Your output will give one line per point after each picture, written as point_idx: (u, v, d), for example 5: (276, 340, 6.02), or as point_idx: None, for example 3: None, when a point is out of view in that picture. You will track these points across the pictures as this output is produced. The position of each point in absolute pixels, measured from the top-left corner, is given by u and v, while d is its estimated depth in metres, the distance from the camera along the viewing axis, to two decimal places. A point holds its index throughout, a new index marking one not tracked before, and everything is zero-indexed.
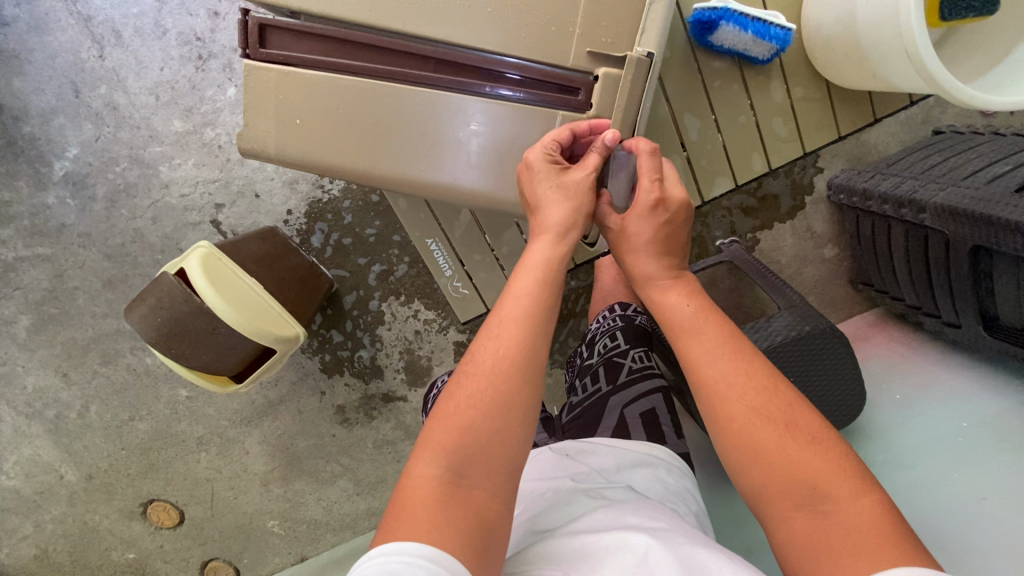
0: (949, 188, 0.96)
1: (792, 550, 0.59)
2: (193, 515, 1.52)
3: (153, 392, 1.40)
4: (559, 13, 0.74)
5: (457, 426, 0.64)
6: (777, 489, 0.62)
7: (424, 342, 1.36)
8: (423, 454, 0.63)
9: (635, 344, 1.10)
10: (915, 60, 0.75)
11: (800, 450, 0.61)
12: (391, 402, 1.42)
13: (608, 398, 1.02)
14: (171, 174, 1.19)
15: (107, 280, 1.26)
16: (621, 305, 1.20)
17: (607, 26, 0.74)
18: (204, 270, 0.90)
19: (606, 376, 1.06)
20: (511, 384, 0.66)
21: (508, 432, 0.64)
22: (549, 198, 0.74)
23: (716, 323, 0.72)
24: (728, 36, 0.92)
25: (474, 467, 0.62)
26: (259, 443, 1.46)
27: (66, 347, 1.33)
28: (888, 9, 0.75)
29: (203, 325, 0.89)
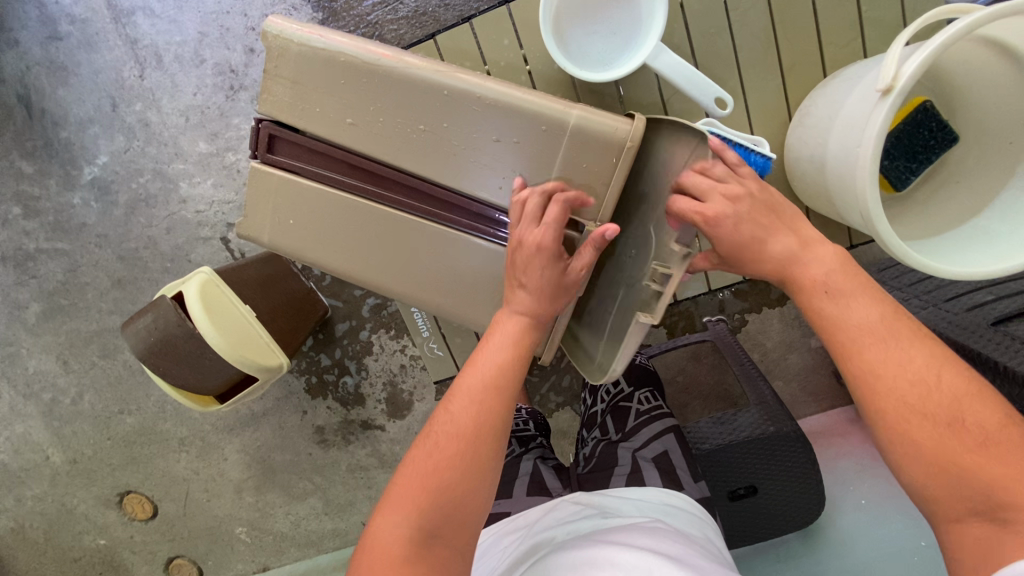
0: (930, 307, 0.98)
1: (957, 548, 0.55)
2: (166, 510, 1.59)
3: (145, 389, 1.45)
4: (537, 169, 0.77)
5: (426, 487, 0.62)
6: (952, 494, 0.55)
7: (408, 377, 1.40)
8: (393, 513, 0.62)
9: (639, 386, 1.06)
10: (870, 226, 0.59)
11: (967, 450, 0.54)
12: (369, 429, 1.45)
13: (615, 444, 0.95)
14: (190, 190, 1.25)
15: (118, 280, 1.33)
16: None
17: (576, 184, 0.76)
18: (199, 294, 0.95)
19: (614, 425, 1.00)
20: (482, 446, 0.64)
21: (477, 487, 0.63)
22: (536, 281, 0.71)
23: (872, 301, 0.62)
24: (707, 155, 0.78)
25: (445, 528, 0.61)
26: (238, 451, 1.51)
27: (70, 337, 1.40)
28: (849, 159, 0.59)
29: (192, 347, 0.94)
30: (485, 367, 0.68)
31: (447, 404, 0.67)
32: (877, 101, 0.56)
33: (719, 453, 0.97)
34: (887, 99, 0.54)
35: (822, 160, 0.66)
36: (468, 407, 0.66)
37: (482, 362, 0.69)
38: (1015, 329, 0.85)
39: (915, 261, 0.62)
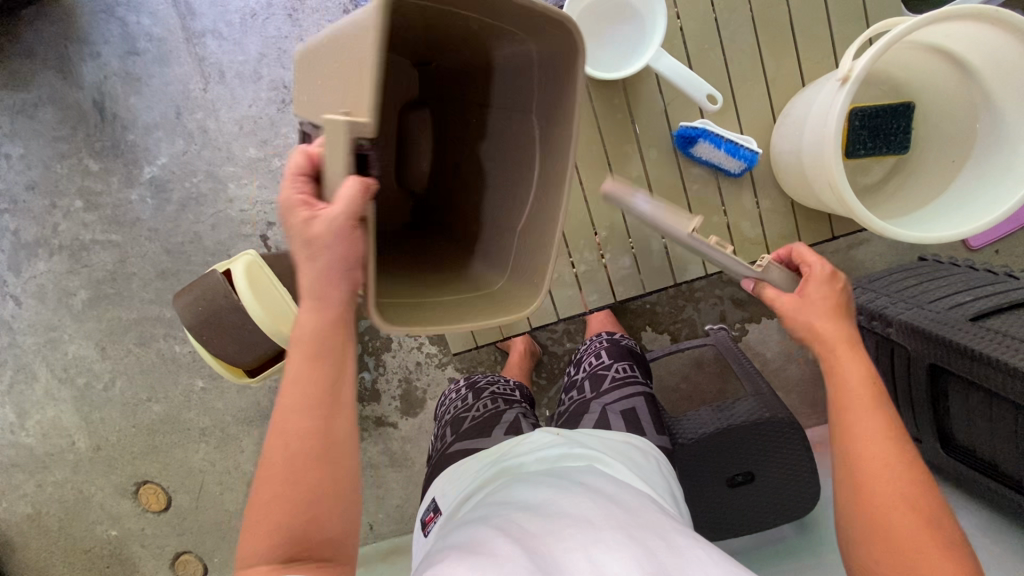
0: (916, 308, 1.04)
1: None
2: (179, 502, 1.63)
3: (174, 377, 1.53)
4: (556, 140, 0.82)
5: (273, 518, 0.62)
6: (889, 566, 0.64)
7: (423, 374, 1.47)
8: (255, 531, 0.62)
9: (618, 359, 1.12)
10: (838, 197, 0.67)
11: (929, 542, 0.62)
12: (382, 426, 1.51)
13: (589, 400, 1.03)
14: (237, 191, 1.38)
15: (162, 271, 1.44)
16: (606, 333, 1.24)
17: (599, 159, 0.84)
18: (247, 273, 1.05)
19: (590, 387, 1.07)
20: (309, 464, 0.63)
21: (313, 504, 0.63)
22: (298, 246, 0.62)
23: (881, 403, 0.71)
24: (706, 153, 0.83)
25: (314, 549, 0.62)
26: (255, 444, 1.56)
27: (111, 324, 1.50)
28: (818, 141, 0.69)
29: (236, 319, 1.04)
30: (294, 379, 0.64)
31: (281, 426, 0.64)
32: (838, 90, 0.66)
33: (717, 436, 1.03)
34: (847, 85, 0.64)
35: (799, 151, 0.75)
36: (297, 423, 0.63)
37: (305, 376, 0.64)
38: (992, 324, 0.93)
39: (884, 230, 0.69)
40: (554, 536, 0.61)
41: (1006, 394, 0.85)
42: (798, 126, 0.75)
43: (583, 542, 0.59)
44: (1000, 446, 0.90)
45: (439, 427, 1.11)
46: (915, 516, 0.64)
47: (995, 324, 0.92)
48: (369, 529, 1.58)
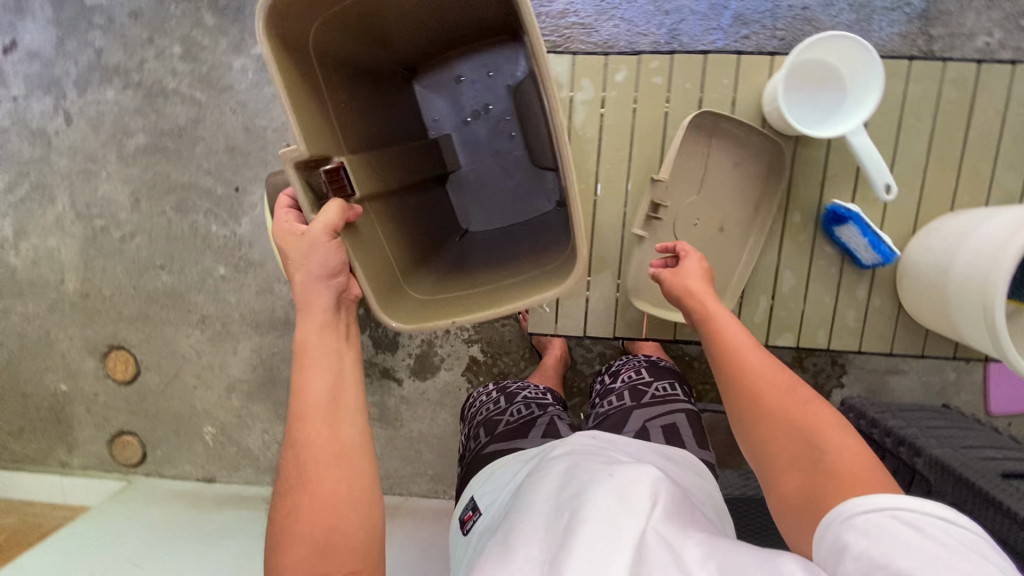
0: (946, 448, 1.10)
1: (785, 500, 0.67)
2: (146, 381, 1.54)
3: (197, 256, 1.45)
4: (720, 153, 0.88)
5: (301, 540, 0.66)
6: (787, 458, 0.68)
7: (446, 343, 1.44)
8: (297, 508, 0.69)
9: (659, 376, 1.04)
10: (988, 326, 0.69)
11: (815, 419, 0.69)
12: (386, 379, 1.47)
13: (629, 411, 0.95)
14: None
15: (232, 148, 1.39)
16: (642, 354, 1.16)
17: (760, 192, 0.88)
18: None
19: (629, 398, 0.99)
20: (329, 472, 0.70)
21: (335, 506, 0.69)
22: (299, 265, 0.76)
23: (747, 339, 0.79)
24: (848, 236, 0.84)
25: (336, 557, 0.66)
26: (249, 351, 1.49)
27: (155, 179, 1.42)
28: (983, 269, 0.71)
29: None
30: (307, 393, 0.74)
31: (295, 449, 0.72)
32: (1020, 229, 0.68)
33: None
34: None
35: (946, 270, 0.77)
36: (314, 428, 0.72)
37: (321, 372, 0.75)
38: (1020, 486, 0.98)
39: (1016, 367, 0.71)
40: (583, 515, 0.59)
41: (1015, 547, 0.89)
42: (953, 243, 0.77)
43: (605, 526, 0.58)
44: None
45: (471, 427, 1.02)
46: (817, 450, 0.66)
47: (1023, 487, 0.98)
48: None
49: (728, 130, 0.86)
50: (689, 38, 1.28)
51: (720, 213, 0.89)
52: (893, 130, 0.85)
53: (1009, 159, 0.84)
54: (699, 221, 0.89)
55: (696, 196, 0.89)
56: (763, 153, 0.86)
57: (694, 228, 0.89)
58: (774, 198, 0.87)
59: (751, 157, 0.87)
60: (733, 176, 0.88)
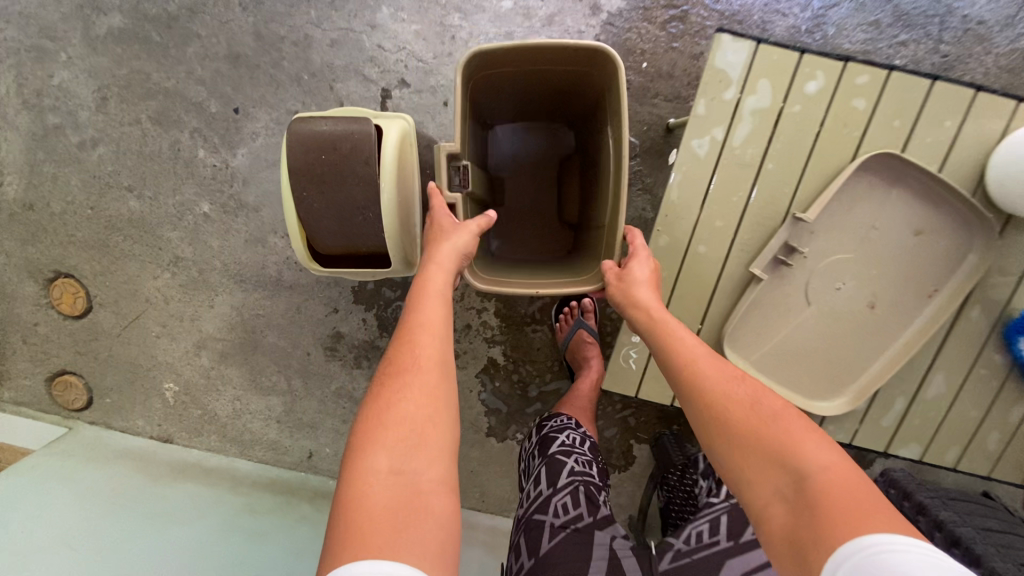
0: (1010, 564, 0.99)
1: (774, 536, 0.54)
2: (99, 319, 1.29)
3: (176, 184, 1.17)
4: (897, 212, 0.79)
5: (392, 444, 0.58)
6: (771, 478, 0.56)
7: (465, 339, 1.24)
8: (376, 451, 0.58)
9: None
10: None
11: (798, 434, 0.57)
12: None
13: (724, 555, 0.76)
14: (387, 21, 1.05)
15: (236, 55, 1.09)
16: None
17: (934, 270, 0.80)
18: (398, 141, 0.76)
19: (727, 528, 0.79)
20: (440, 393, 0.64)
21: (430, 434, 0.60)
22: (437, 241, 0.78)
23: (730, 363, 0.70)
24: None
25: (419, 497, 0.55)
26: (229, 307, 1.25)
27: (133, 77, 1.12)
28: None
29: (353, 194, 0.74)
30: (416, 326, 0.70)
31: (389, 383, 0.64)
32: None
33: None
34: None
35: None
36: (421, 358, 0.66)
37: (436, 320, 0.70)
38: None
39: None
40: None
41: None
42: None
43: None
44: None
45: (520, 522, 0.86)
46: (801, 476, 0.54)
47: None
48: (306, 457, 1.36)
49: (925, 191, 0.77)
50: (836, 29, 1.02)
51: (873, 284, 0.81)
52: None
53: None
54: (845, 287, 0.81)
55: (852, 255, 0.80)
56: (957, 222, 0.78)
57: (837, 292, 0.81)
58: (956, 284, 0.79)
59: (940, 226, 0.79)
60: (910, 241, 0.79)
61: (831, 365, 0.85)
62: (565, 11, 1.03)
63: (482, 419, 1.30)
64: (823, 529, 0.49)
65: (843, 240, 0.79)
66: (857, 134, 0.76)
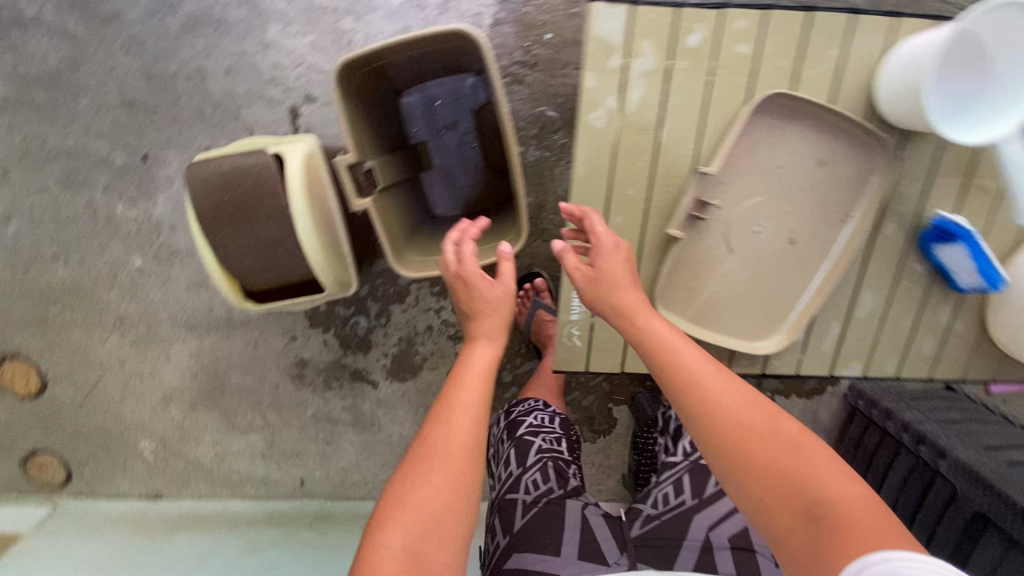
0: (971, 450, 1.04)
1: (784, 549, 0.55)
2: (57, 394, 1.26)
3: (101, 244, 1.14)
4: (801, 145, 0.78)
5: (419, 511, 0.61)
6: (773, 489, 0.57)
7: (429, 340, 1.24)
8: (392, 527, 0.60)
9: None
10: None
11: (813, 459, 0.58)
12: (359, 381, 1.27)
13: (690, 512, 0.86)
14: (278, 37, 1.01)
15: (130, 102, 1.04)
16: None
17: (844, 198, 0.80)
18: (303, 168, 0.74)
19: (691, 487, 0.88)
20: (470, 466, 0.66)
21: (459, 508, 0.63)
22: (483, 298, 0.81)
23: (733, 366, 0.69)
24: (950, 256, 0.78)
25: None
26: (187, 356, 1.23)
27: (29, 144, 1.07)
28: None
29: (267, 229, 0.74)
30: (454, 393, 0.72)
31: (420, 446, 0.68)
32: None
33: None
34: None
35: None
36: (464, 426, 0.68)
37: (476, 397, 0.72)
38: None
39: None
40: None
41: None
42: None
43: None
44: None
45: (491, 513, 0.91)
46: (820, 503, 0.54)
47: None
48: (299, 484, 1.36)
49: (823, 118, 0.76)
50: None
51: (789, 221, 0.81)
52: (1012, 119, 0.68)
53: None
54: (761, 229, 0.81)
55: (763, 196, 0.80)
56: (859, 146, 0.78)
57: (754, 235, 0.81)
58: (867, 205, 0.79)
59: (845, 151, 0.78)
60: (818, 173, 0.80)
61: (762, 306, 0.85)
62: None
63: None
64: (834, 557, 0.50)
65: (750, 181, 0.79)
66: (749, 77, 0.76)
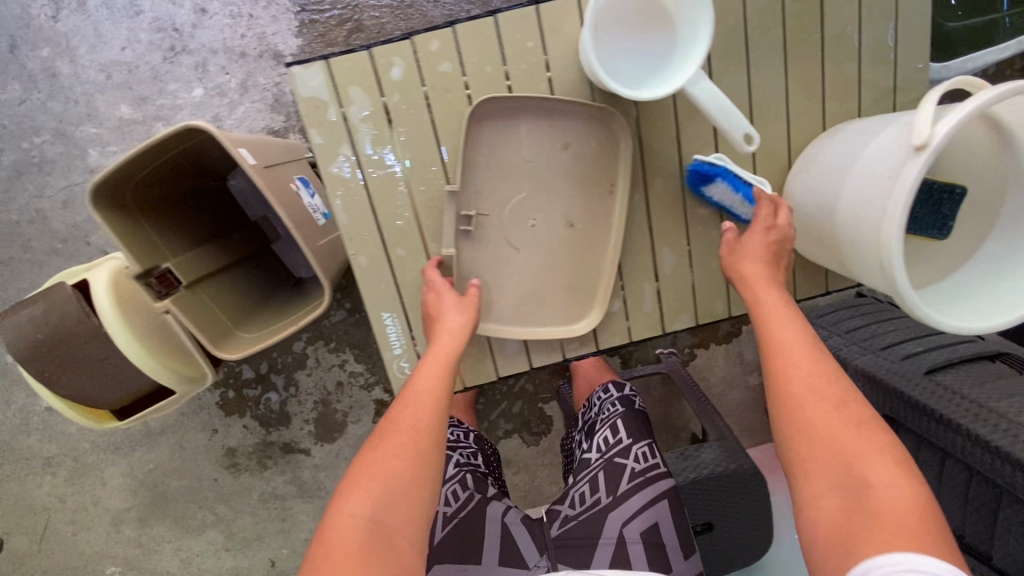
0: (869, 354, 1.04)
1: (813, 521, 0.54)
2: (15, 546, 1.29)
3: (6, 395, 1.17)
4: (536, 135, 0.70)
5: (380, 476, 0.58)
6: (817, 462, 0.55)
7: (344, 396, 1.26)
8: (353, 494, 0.57)
9: (637, 436, 0.90)
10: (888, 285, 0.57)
11: (853, 438, 0.55)
12: (291, 453, 1.29)
13: (604, 511, 0.85)
14: (100, 160, 1.04)
15: None
16: (613, 388, 1.00)
17: (603, 167, 0.72)
18: (110, 288, 0.78)
19: (605, 486, 0.87)
20: (425, 450, 0.60)
21: (425, 492, 0.59)
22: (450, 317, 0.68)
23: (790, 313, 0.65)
24: (719, 193, 0.72)
25: (380, 551, 0.54)
26: (121, 476, 1.25)
27: None
28: (870, 214, 0.57)
29: (91, 352, 0.77)
30: (422, 388, 0.64)
31: (388, 421, 0.63)
32: (907, 156, 0.54)
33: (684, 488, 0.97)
34: (921, 158, 0.52)
35: (832, 210, 0.64)
36: (430, 403, 0.63)
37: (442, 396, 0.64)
38: (944, 381, 0.92)
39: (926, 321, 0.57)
40: None
41: (960, 456, 0.86)
42: (831, 181, 0.65)
43: None
44: (942, 498, 0.92)
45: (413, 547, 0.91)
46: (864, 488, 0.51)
47: (945, 380, 0.91)
48: (270, 566, 1.37)
49: (541, 101, 0.68)
50: None
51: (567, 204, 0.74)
52: (741, 52, 0.68)
53: (873, 54, 0.70)
54: (537, 221, 0.73)
55: (523, 192, 0.72)
56: (592, 120, 0.70)
57: (533, 229, 0.74)
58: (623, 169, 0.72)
59: (581, 129, 0.70)
60: (565, 158, 0.71)
61: (569, 295, 0.77)
62: (253, 72, 1.03)
63: None
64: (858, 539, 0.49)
65: (502, 186, 0.71)
66: None
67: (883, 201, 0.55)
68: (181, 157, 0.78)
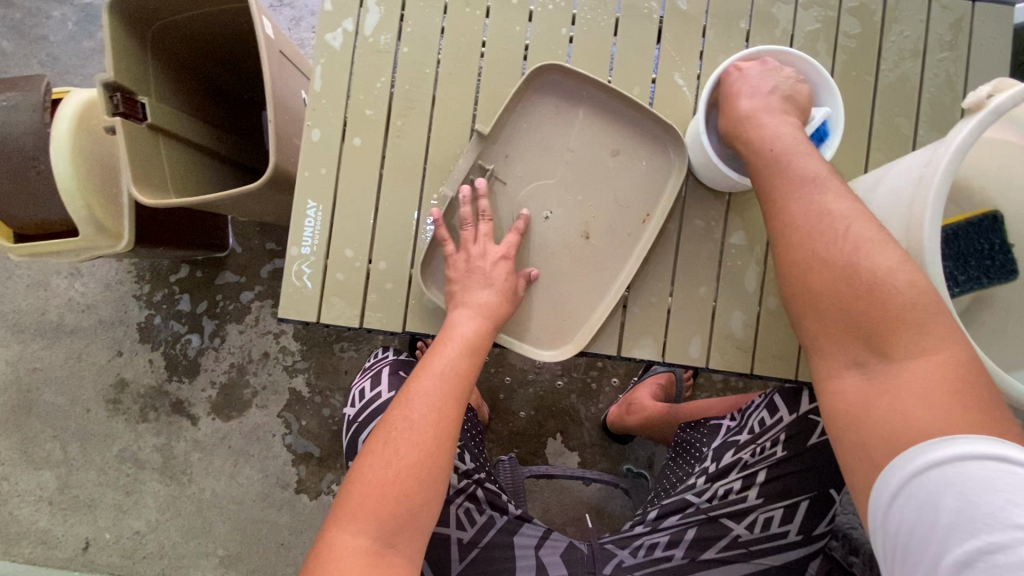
0: None
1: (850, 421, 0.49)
2: None
3: None
4: (591, 131, 0.67)
5: (379, 488, 0.52)
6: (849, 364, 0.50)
7: (263, 371, 1.10)
8: (352, 514, 0.52)
9: (779, 498, 0.68)
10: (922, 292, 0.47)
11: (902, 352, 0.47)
12: (178, 415, 1.11)
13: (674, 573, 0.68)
14: None
15: None
16: (765, 410, 0.73)
17: (647, 189, 0.67)
18: (77, 114, 0.74)
19: (691, 543, 0.68)
20: (438, 447, 0.55)
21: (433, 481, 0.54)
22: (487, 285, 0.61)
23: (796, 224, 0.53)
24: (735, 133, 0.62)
25: (400, 523, 0.52)
26: (5, 364, 1.12)
27: None
28: (912, 188, 0.49)
29: (23, 145, 0.75)
30: (435, 385, 0.57)
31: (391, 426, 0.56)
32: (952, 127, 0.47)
33: None
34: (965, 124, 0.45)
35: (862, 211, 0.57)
36: (433, 406, 0.56)
37: (450, 390, 0.57)
38: None
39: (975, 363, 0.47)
40: None
41: None
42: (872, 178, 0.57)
43: None
44: None
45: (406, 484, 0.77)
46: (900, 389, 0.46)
47: None
48: (82, 549, 1.10)
49: (610, 104, 0.66)
50: None
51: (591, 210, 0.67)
52: None
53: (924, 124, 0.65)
54: (559, 217, 0.67)
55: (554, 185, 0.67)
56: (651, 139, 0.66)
57: (549, 223, 0.67)
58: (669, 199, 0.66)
59: (633, 136, 0.67)
60: (610, 161, 0.67)
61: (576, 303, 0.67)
62: None
63: (290, 471, 1.09)
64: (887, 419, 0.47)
65: (531, 157, 0.66)
66: None
67: (914, 193, 0.49)
68: (213, 27, 0.79)
